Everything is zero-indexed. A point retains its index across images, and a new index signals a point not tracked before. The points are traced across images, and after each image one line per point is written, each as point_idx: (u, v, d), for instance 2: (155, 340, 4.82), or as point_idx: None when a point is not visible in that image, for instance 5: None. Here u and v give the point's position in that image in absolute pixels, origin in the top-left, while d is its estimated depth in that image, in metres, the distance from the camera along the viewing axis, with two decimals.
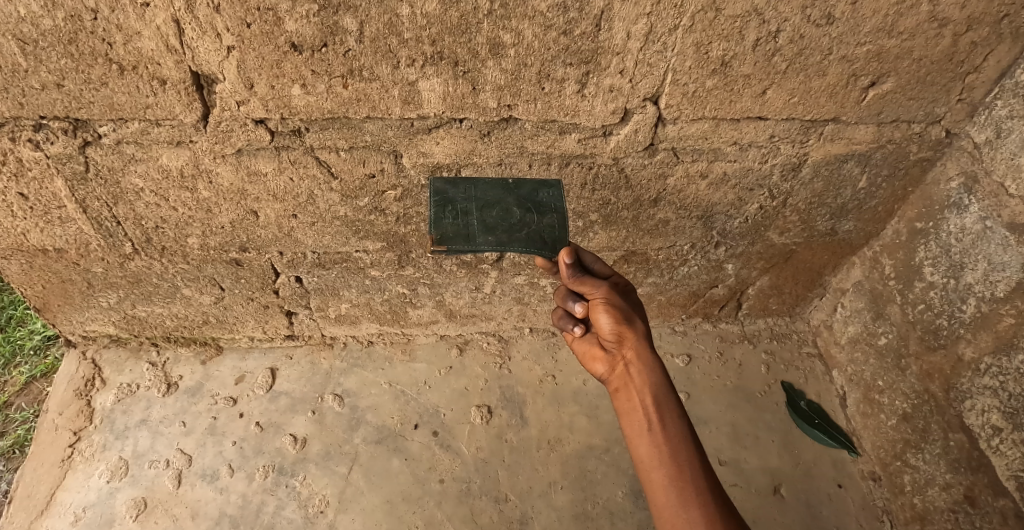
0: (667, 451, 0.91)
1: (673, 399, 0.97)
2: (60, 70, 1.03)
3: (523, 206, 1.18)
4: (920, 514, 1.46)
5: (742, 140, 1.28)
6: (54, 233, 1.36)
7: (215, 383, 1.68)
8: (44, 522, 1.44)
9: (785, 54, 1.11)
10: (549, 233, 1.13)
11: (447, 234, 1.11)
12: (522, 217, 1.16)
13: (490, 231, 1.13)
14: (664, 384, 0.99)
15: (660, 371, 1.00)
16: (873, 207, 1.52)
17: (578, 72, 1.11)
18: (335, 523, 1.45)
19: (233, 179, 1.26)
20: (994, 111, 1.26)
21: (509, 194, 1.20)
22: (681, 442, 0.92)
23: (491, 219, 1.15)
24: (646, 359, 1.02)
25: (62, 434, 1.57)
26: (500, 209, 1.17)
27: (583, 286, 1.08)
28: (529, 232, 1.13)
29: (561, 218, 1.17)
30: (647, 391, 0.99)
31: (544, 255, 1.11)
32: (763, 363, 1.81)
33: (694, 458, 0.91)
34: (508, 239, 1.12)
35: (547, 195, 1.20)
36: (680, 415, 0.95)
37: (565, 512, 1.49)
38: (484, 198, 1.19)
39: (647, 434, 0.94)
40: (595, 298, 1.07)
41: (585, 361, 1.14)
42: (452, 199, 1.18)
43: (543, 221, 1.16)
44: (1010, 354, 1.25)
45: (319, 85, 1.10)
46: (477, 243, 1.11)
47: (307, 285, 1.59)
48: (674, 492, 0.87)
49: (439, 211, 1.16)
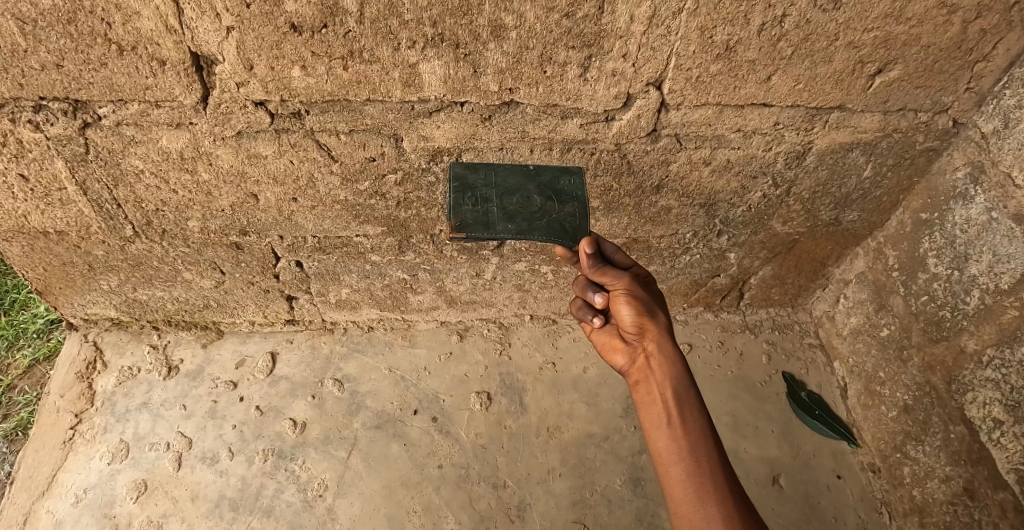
0: (686, 446, 0.92)
1: (693, 393, 0.98)
2: (59, 50, 1.03)
3: (544, 193, 1.17)
4: (919, 506, 1.45)
5: (745, 127, 1.27)
6: (55, 215, 1.36)
7: (215, 367, 1.68)
8: (45, 503, 1.45)
9: (790, 40, 1.10)
10: (570, 222, 1.14)
11: (466, 221, 1.11)
12: (543, 205, 1.16)
13: (511, 219, 1.13)
14: (684, 378, 1.00)
15: (680, 364, 1.01)
16: (878, 197, 1.50)
17: (581, 56, 1.10)
18: (334, 507, 1.46)
19: (233, 162, 1.26)
20: (1003, 100, 1.24)
21: (529, 181, 1.19)
22: (701, 437, 0.93)
23: (511, 207, 1.15)
24: (667, 351, 1.03)
25: (64, 416, 1.58)
26: (521, 196, 1.16)
27: (604, 277, 1.08)
28: (549, 220, 1.13)
29: (582, 205, 1.17)
30: (667, 384, 0.99)
31: (565, 244, 1.12)
32: (764, 353, 1.80)
33: (713, 454, 0.92)
34: (529, 228, 1.12)
35: (568, 182, 1.20)
36: (699, 409, 0.96)
37: (563, 499, 1.50)
38: (504, 185, 1.17)
39: (666, 428, 0.95)
40: (616, 289, 1.07)
41: (604, 352, 1.15)
42: (472, 185, 1.16)
43: (564, 209, 1.16)
44: (1013, 346, 1.24)
45: (319, 66, 1.09)
46: (497, 231, 1.11)
47: (308, 270, 1.59)
48: (692, 487, 0.88)
49: (459, 197, 1.14)
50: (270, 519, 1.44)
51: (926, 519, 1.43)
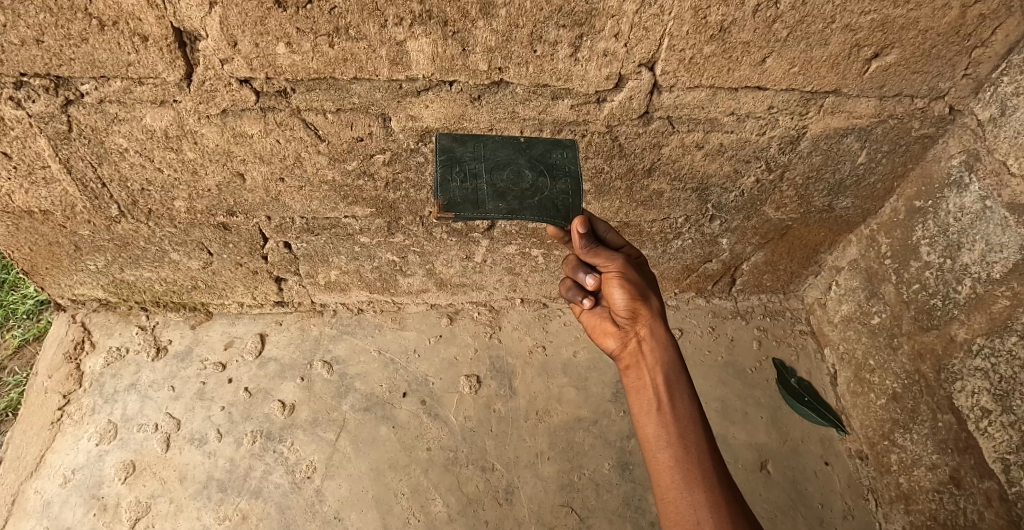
0: (675, 431, 0.92)
1: (684, 379, 0.97)
2: (39, 25, 1.00)
3: (535, 168, 1.15)
4: (905, 493, 1.46)
5: (739, 110, 1.25)
6: (39, 194, 1.35)
7: (203, 348, 1.68)
8: (33, 484, 1.45)
9: (786, 21, 1.07)
10: (562, 201, 1.12)
11: (454, 200, 1.09)
12: (534, 181, 1.14)
13: (501, 197, 1.11)
14: (675, 362, 0.99)
15: (672, 349, 1.00)
16: (872, 184, 1.49)
17: (572, 35, 1.08)
18: (322, 489, 1.47)
19: (218, 141, 1.24)
20: (1000, 87, 1.22)
21: (520, 155, 1.17)
22: (690, 423, 0.93)
23: (501, 184, 1.13)
24: (659, 336, 1.02)
25: (51, 396, 1.57)
26: (511, 172, 1.14)
27: (597, 257, 1.06)
28: (541, 199, 1.11)
29: (574, 182, 1.15)
30: (658, 369, 0.98)
31: (557, 224, 1.11)
32: (754, 339, 1.80)
33: (702, 440, 0.91)
34: (520, 206, 1.10)
35: (560, 156, 1.17)
36: (690, 395, 0.96)
37: (551, 482, 1.50)
38: (493, 159, 1.15)
39: (655, 413, 0.94)
40: (609, 271, 1.06)
41: (595, 335, 1.14)
42: (460, 158, 1.14)
43: (555, 186, 1.13)
44: (1003, 336, 1.24)
45: (305, 43, 1.06)
46: (486, 210, 1.09)
47: (296, 251, 1.58)
48: (679, 473, 0.88)
49: (446, 172, 1.12)
50: (258, 500, 1.44)
51: (911, 506, 1.44)
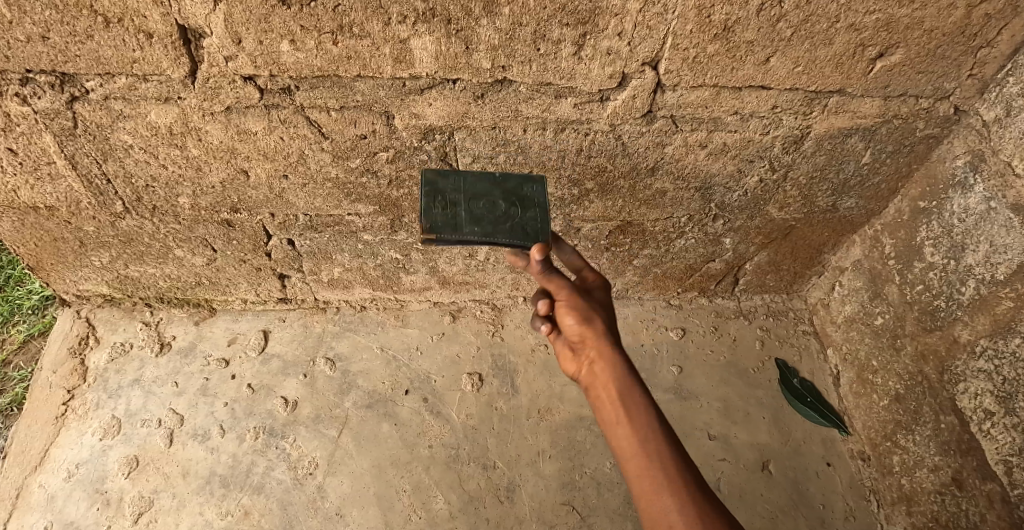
0: (643, 447, 0.87)
1: (646, 393, 0.94)
2: (44, 21, 1.01)
3: (511, 199, 1.15)
4: (907, 494, 1.46)
5: (743, 110, 1.25)
6: (44, 190, 1.36)
7: (207, 344, 1.68)
8: (37, 477, 1.46)
9: (790, 21, 1.07)
10: (532, 225, 1.10)
11: (434, 225, 1.07)
12: (509, 210, 1.12)
13: (477, 223, 1.09)
14: (636, 378, 0.96)
15: (630, 366, 0.97)
16: (876, 184, 1.48)
17: (575, 34, 1.07)
18: (324, 485, 1.47)
19: (222, 138, 1.24)
20: (1006, 87, 1.21)
21: (497, 188, 1.16)
22: (658, 436, 0.89)
23: (478, 211, 1.11)
24: (617, 355, 0.99)
25: (56, 391, 1.58)
26: (487, 201, 1.13)
27: (550, 283, 1.03)
28: (514, 223, 1.10)
29: (545, 210, 1.14)
30: (618, 386, 0.95)
31: (522, 249, 1.08)
32: (757, 339, 1.79)
33: (673, 451, 0.87)
34: (495, 230, 1.08)
35: (534, 190, 1.17)
36: (654, 407, 0.92)
37: (552, 481, 1.50)
38: (471, 191, 1.14)
39: (621, 431, 0.90)
40: (562, 296, 1.03)
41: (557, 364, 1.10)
42: (441, 190, 1.13)
43: (528, 214, 1.13)
44: (1006, 337, 1.24)
45: (309, 41, 1.07)
46: (462, 234, 1.06)
47: (300, 248, 1.58)
48: (652, 490, 0.83)
49: (427, 201, 1.11)
50: (260, 496, 1.45)
51: (913, 507, 1.44)
